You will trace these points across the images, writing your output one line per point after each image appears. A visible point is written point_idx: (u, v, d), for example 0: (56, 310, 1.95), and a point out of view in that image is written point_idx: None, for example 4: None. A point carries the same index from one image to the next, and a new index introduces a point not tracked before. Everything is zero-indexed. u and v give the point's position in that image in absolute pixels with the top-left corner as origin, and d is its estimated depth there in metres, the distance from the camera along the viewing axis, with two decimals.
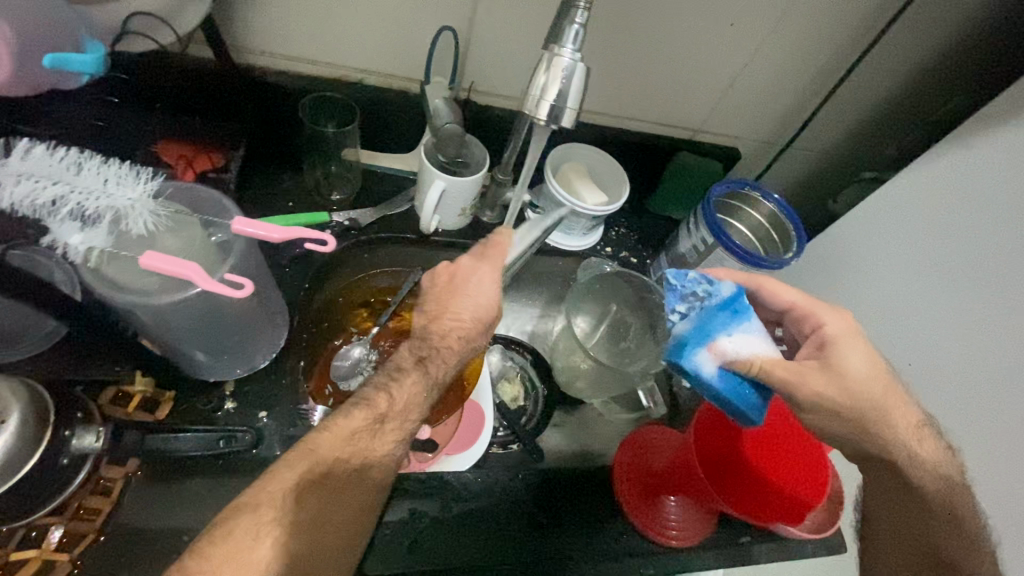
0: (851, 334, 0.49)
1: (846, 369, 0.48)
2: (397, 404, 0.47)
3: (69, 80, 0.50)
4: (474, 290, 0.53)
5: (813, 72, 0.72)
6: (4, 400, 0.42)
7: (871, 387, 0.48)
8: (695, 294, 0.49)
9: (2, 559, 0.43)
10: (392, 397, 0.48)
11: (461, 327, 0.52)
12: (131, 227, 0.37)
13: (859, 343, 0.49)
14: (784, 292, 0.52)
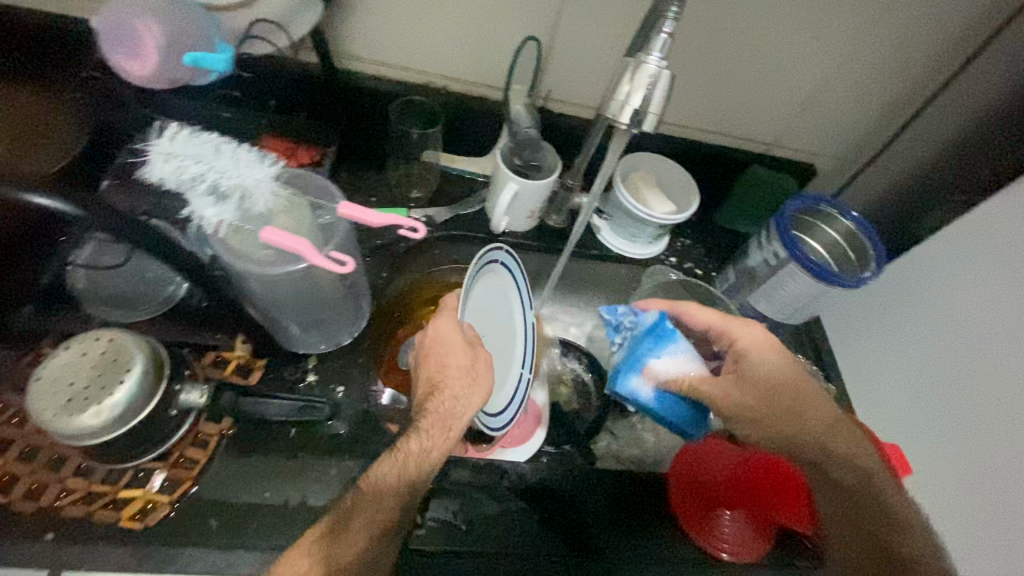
0: (763, 345, 0.54)
1: (759, 377, 0.53)
2: (435, 445, 0.47)
3: (200, 80, 0.54)
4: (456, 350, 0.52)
5: (902, 89, 0.69)
6: (130, 349, 0.48)
7: (781, 383, 0.53)
8: (625, 325, 0.56)
9: (114, 494, 0.50)
10: (428, 436, 0.47)
11: (463, 377, 0.51)
12: (254, 205, 0.42)
13: (773, 355, 0.54)
14: (703, 313, 0.56)
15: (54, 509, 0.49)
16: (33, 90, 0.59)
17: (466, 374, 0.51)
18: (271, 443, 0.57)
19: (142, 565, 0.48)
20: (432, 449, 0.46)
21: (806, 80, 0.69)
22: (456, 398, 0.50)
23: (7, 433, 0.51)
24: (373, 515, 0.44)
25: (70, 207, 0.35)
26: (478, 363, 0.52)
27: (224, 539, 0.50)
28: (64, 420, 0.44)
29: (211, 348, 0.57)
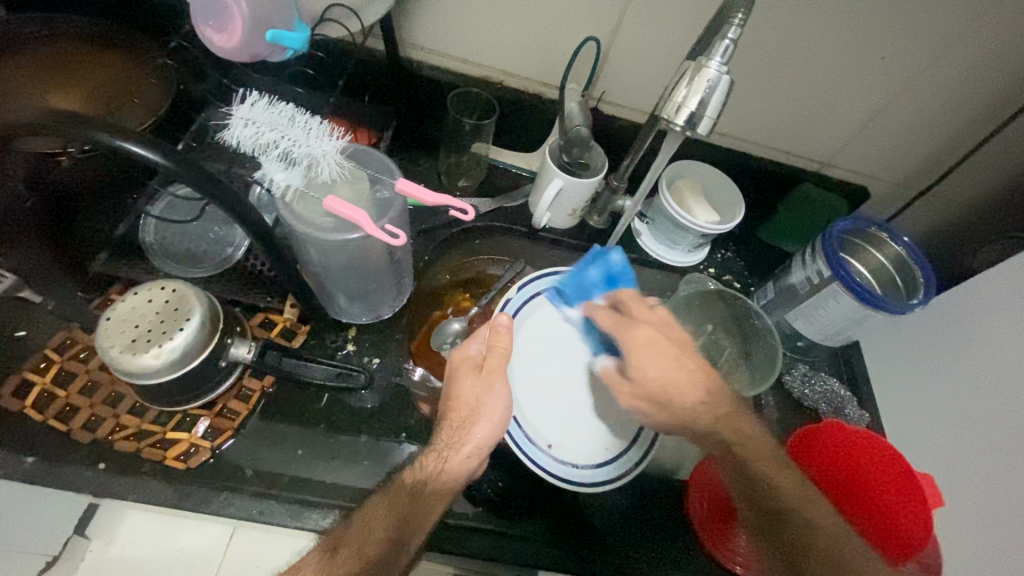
0: (649, 344, 0.54)
1: (645, 379, 0.53)
2: (435, 477, 0.48)
3: (275, 57, 0.57)
4: (473, 390, 0.52)
5: (968, 118, 0.67)
6: (190, 301, 0.51)
7: (666, 385, 0.53)
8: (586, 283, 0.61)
9: (161, 434, 0.54)
10: (426, 472, 0.48)
11: (468, 409, 0.52)
12: (320, 174, 0.45)
13: (650, 354, 0.53)
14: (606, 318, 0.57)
15: (107, 442, 0.53)
16: (126, 54, 0.63)
17: (469, 408, 0.52)
18: (308, 404, 0.60)
19: (183, 502, 0.52)
20: (436, 479, 0.48)
21: (867, 101, 0.68)
22: (458, 430, 0.50)
23: (72, 367, 0.55)
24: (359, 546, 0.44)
25: (162, 160, 0.37)
26: (489, 393, 0.53)
27: (258, 489, 0.54)
28: (129, 358, 0.47)
29: (262, 309, 0.62)
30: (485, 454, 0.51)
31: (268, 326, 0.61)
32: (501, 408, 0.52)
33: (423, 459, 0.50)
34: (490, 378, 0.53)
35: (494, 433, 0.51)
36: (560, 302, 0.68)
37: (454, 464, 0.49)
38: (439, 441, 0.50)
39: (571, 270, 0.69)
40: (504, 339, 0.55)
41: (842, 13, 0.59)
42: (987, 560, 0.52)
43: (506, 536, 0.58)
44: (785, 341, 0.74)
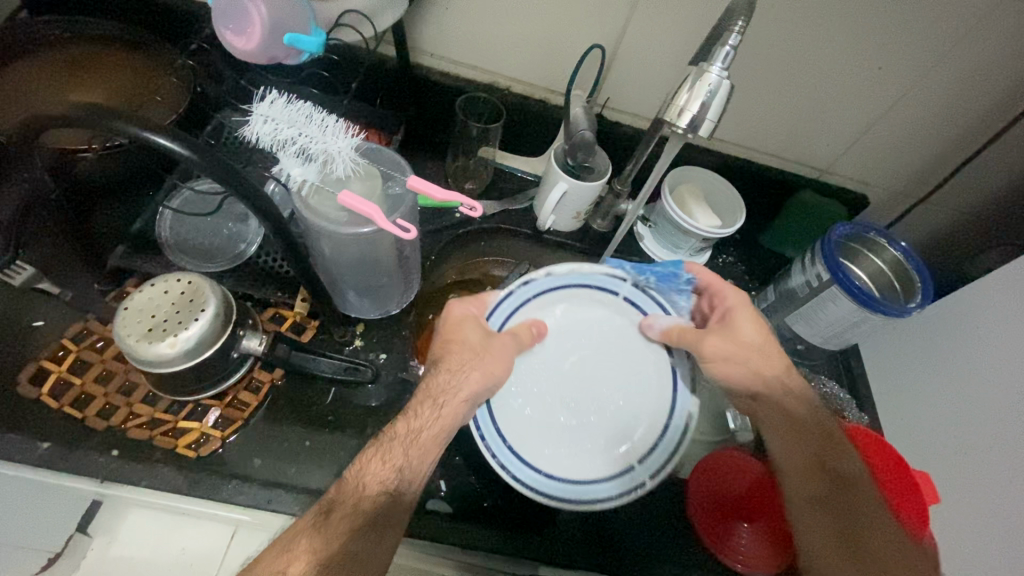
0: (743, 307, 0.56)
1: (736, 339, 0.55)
2: (430, 423, 0.47)
3: (291, 60, 0.59)
4: (474, 335, 0.52)
5: (963, 127, 0.69)
6: (205, 292, 0.52)
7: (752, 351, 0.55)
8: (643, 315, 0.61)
9: (174, 423, 0.55)
10: (418, 421, 0.47)
11: (468, 351, 0.51)
12: (335, 170, 0.47)
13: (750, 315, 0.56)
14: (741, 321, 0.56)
15: (121, 429, 0.55)
16: (145, 57, 0.66)
17: (470, 349, 0.51)
18: (315, 398, 0.61)
19: (194, 489, 0.54)
20: (431, 426, 0.47)
21: (865, 109, 0.70)
22: (452, 375, 0.49)
23: (88, 356, 0.57)
24: (353, 511, 0.43)
25: (185, 151, 0.38)
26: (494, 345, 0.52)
27: (266, 478, 0.55)
28: (145, 346, 0.49)
29: (272, 304, 0.63)
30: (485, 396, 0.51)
31: (279, 321, 0.63)
32: (504, 360, 0.52)
33: (414, 408, 0.48)
34: (497, 345, 0.53)
35: (489, 380, 0.50)
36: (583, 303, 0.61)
37: (427, 425, 0.47)
38: (423, 392, 0.48)
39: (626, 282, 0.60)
40: (530, 335, 0.56)
41: (838, 22, 0.61)
42: (979, 558, 0.54)
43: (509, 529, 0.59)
44: (786, 344, 0.76)
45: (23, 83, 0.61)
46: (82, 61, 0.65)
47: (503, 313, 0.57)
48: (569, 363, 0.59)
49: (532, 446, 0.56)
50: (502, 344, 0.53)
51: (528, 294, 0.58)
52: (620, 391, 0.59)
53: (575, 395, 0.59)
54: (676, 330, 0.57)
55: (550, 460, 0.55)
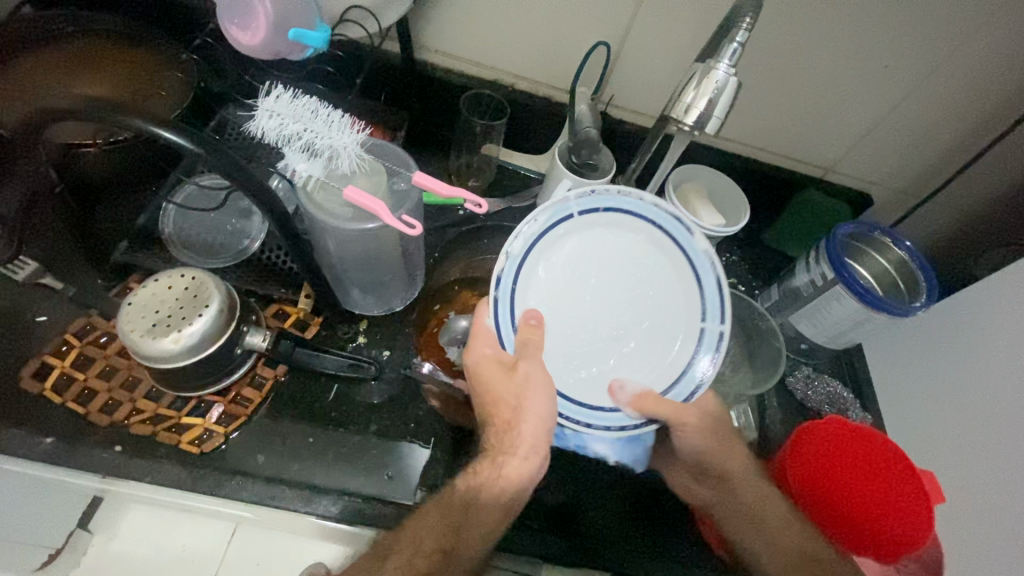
0: None
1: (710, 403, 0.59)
2: (491, 483, 0.47)
3: (295, 55, 0.59)
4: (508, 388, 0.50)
5: (969, 125, 0.69)
6: (209, 288, 0.52)
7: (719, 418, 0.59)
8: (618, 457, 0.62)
9: (177, 419, 0.55)
10: (479, 479, 0.47)
11: (510, 410, 0.50)
12: (341, 165, 0.47)
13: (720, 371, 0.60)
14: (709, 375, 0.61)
15: (124, 424, 0.55)
16: (149, 51, 0.65)
17: (514, 400, 0.50)
18: (318, 395, 0.61)
19: (197, 485, 0.54)
20: (492, 485, 0.47)
21: (870, 107, 0.69)
22: (506, 432, 0.49)
23: (91, 352, 0.57)
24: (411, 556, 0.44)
25: (191, 145, 0.38)
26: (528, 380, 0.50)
27: (270, 474, 0.56)
28: (149, 342, 0.49)
29: (276, 300, 0.63)
30: (541, 454, 0.50)
31: (281, 317, 0.63)
32: (542, 381, 0.50)
33: (476, 466, 0.49)
34: (524, 379, 0.50)
35: (543, 425, 0.50)
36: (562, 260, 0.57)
37: (513, 465, 0.48)
38: (491, 448, 0.50)
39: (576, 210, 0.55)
40: (538, 334, 0.52)
41: (844, 20, 0.60)
42: (980, 558, 0.54)
43: (512, 526, 0.59)
44: (789, 343, 0.76)
45: (27, 78, 0.61)
46: (86, 55, 0.65)
47: (509, 331, 0.54)
48: (586, 293, 0.57)
49: (569, 378, 0.56)
50: (529, 377, 0.50)
51: (532, 242, 0.55)
52: (647, 309, 0.57)
53: (601, 325, 0.57)
54: (648, 399, 0.54)
55: (589, 389, 0.56)
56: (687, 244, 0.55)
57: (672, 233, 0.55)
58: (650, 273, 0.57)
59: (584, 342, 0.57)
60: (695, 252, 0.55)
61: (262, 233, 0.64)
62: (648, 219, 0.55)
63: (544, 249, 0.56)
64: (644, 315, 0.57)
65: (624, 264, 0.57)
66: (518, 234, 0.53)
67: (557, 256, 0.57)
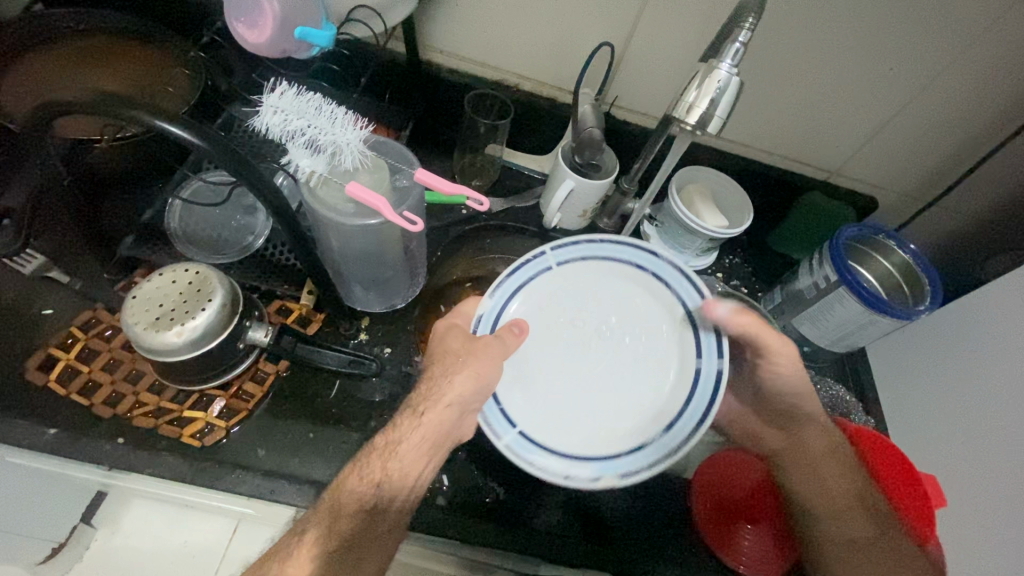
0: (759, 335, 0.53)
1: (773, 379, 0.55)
2: (404, 441, 0.45)
3: (300, 54, 0.60)
4: (461, 355, 0.47)
5: (974, 128, 0.68)
6: (212, 282, 0.52)
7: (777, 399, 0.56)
8: None
9: (178, 413, 0.55)
10: (399, 433, 0.45)
11: (452, 360, 0.47)
12: (343, 161, 0.47)
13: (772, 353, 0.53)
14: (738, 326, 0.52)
15: (127, 417, 0.55)
16: (156, 49, 0.66)
17: (457, 355, 0.48)
18: (319, 390, 0.61)
19: (197, 479, 0.54)
20: (404, 446, 0.45)
21: (874, 110, 0.69)
22: (428, 385, 0.46)
23: (97, 345, 0.57)
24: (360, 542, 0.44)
25: (195, 139, 0.39)
26: (478, 346, 0.49)
27: (269, 469, 0.56)
28: (153, 334, 0.49)
29: (278, 296, 0.64)
30: (466, 408, 0.47)
31: (285, 314, 0.63)
32: (491, 362, 0.48)
33: (398, 421, 0.46)
34: (483, 346, 0.49)
35: (474, 386, 0.46)
36: (544, 300, 0.58)
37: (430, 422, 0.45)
38: (414, 400, 0.46)
39: (549, 247, 0.58)
40: (517, 341, 0.50)
41: (849, 20, 0.60)
42: (983, 564, 0.53)
43: (511, 524, 0.59)
44: (792, 346, 0.75)
45: (38, 75, 0.62)
46: (93, 50, 0.65)
47: (488, 325, 0.55)
48: (575, 338, 0.57)
49: (542, 429, 0.53)
50: (489, 347, 0.49)
51: (503, 299, 0.56)
52: (639, 355, 0.56)
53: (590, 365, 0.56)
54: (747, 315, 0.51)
55: (580, 435, 0.53)
56: (658, 267, 0.57)
57: (667, 286, 0.57)
58: (630, 313, 0.58)
59: (567, 387, 0.55)
60: (673, 278, 0.57)
61: (266, 230, 0.65)
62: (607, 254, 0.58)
63: (522, 304, 0.57)
64: (628, 366, 0.56)
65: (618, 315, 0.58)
66: (496, 286, 0.56)
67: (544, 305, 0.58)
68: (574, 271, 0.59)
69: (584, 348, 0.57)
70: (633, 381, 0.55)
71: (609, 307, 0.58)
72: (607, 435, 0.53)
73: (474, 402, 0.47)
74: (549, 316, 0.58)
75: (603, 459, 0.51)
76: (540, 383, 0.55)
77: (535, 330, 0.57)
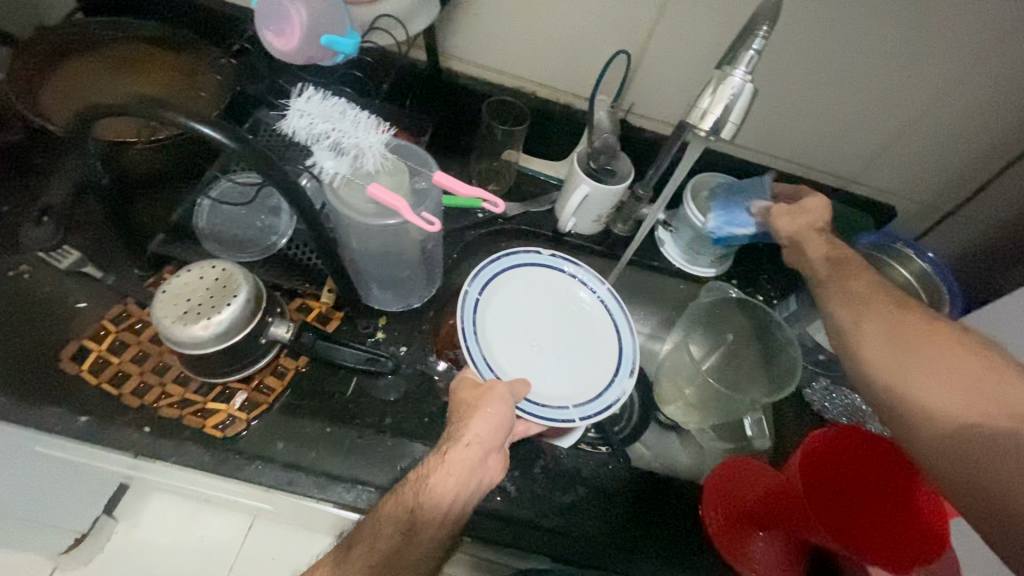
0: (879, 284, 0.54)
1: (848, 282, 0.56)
2: (437, 473, 0.46)
3: (326, 62, 0.62)
4: (481, 410, 0.49)
5: (995, 136, 0.68)
6: (237, 279, 0.54)
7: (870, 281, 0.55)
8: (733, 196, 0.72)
9: (202, 405, 0.57)
10: (427, 469, 0.47)
11: (468, 409, 0.50)
12: (365, 163, 0.48)
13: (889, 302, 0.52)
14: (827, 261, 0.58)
15: (153, 407, 0.57)
16: (189, 54, 0.69)
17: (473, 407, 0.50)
18: (337, 387, 0.62)
19: (218, 468, 0.55)
20: (436, 475, 0.46)
21: (893, 117, 0.69)
22: (455, 427, 0.49)
23: (126, 337, 0.60)
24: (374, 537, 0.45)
25: (227, 141, 0.41)
26: (486, 398, 0.51)
27: (288, 460, 0.57)
28: (180, 328, 0.51)
29: (299, 295, 0.65)
30: (485, 447, 0.48)
31: (305, 311, 0.65)
32: (498, 412, 0.50)
33: (421, 468, 0.47)
34: (488, 389, 0.52)
35: (491, 428, 0.48)
36: (498, 306, 0.68)
37: (463, 457, 0.46)
38: (442, 443, 0.48)
39: (500, 257, 0.69)
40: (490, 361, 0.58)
41: (868, 27, 0.61)
42: None
43: (522, 523, 0.60)
44: (807, 353, 0.75)
45: (76, 78, 0.65)
46: (130, 58, 0.69)
47: (470, 322, 0.64)
48: (524, 334, 0.68)
49: (562, 396, 0.64)
50: (493, 387, 0.52)
51: (471, 302, 0.66)
52: (577, 332, 0.70)
53: (537, 341, 0.68)
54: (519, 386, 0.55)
55: (541, 382, 0.65)
56: (570, 269, 0.73)
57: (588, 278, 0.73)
58: (561, 293, 0.72)
59: (522, 356, 0.66)
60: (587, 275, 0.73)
61: (290, 231, 0.67)
62: (532, 266, 0.71)
63: (485, 306, 0.67)
64: (572, 330, 0.70)
65: (532, 298, 0.70)
66: (467, 292, 0.66)
67: (500, 310, 0.68)
68: (515, 280, 0.70)
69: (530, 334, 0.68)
70: (582, 339, 0.69)
71: (534, 298, 0.71)
72: (562, 392, 0.64)
73: (497, 443, 0.49)
74: (504, 316, 0.68)
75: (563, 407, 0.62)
76: (503, 356, 0.65)
77: (497, 328, 0.67)
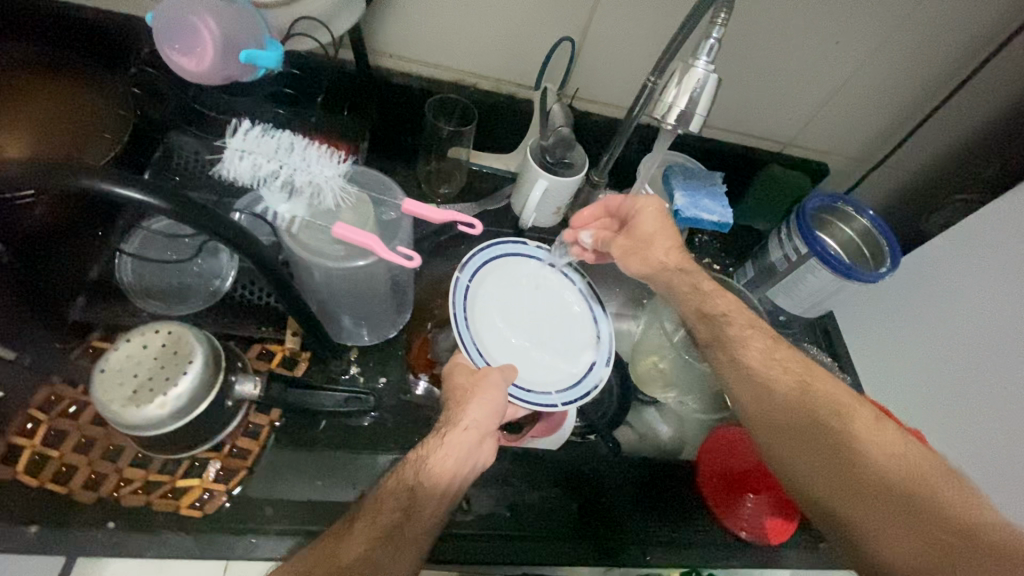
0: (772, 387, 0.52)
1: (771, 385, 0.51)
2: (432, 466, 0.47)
3: (247, 77, 0.55)
4: (477, 400, 0.52)
5: (912, 91, 0.73)
6: (190, 342, 0.48)
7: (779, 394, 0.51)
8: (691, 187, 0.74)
9: (172, 484, 0.51)
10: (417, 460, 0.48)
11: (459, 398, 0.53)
12: (325, 201, 0.44)
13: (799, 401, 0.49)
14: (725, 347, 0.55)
15: (113, 498, 0.50)
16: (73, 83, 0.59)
17: (465, 392, 0.53)
18: (319, 433, 0.58)
19: (205, 551, 0.50)
20: (433, 459, 0.48)
21: (825, 81, 0.72)
22: (451, 414, 0.51)
23: (62, 425, 0.51)
24: None
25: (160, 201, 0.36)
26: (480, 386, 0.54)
27: (283, 526, 0.52)
28: (132, 411, 0.45)
29: (258, 340, 0.59)
30: (482, 430, 0.50)
31: (267, 357, 0.59)
32: (493, 400, 0.53)
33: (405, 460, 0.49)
34: (484, 376, 0.55)
35: (487, 413, 0.52)
36: (486, 290, 0.67)
37: (451, 447, 0.48)
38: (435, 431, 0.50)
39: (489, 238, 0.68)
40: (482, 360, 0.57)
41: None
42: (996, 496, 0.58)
43: (539, 537, 0.59)
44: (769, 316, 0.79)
45: None
46: None
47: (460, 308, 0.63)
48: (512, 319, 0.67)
49: (543, 382, 0.63)
50: (488, 375, 0.55)
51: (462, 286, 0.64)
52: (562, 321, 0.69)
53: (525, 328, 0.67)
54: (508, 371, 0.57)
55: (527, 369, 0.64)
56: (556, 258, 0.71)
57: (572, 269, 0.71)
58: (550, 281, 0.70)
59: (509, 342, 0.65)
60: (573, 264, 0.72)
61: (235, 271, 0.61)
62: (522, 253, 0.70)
63: (475, 290, 0.66)
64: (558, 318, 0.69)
65: (521, 285, 0.69)
66: (460, 275, 0.64)
67: (488, 295, 0.67)
68: (506, 265, 0.69)
69: (516, 320, 0.67)
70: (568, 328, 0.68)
71: (523, 285, 0.69)
72: (544, 378, 0.64)
73: (492, 427, 0.52)
74: (492, 298, 0.67)
75: (544, 395, 0.62)
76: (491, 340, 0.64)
77: (486, 313, 0.66)
